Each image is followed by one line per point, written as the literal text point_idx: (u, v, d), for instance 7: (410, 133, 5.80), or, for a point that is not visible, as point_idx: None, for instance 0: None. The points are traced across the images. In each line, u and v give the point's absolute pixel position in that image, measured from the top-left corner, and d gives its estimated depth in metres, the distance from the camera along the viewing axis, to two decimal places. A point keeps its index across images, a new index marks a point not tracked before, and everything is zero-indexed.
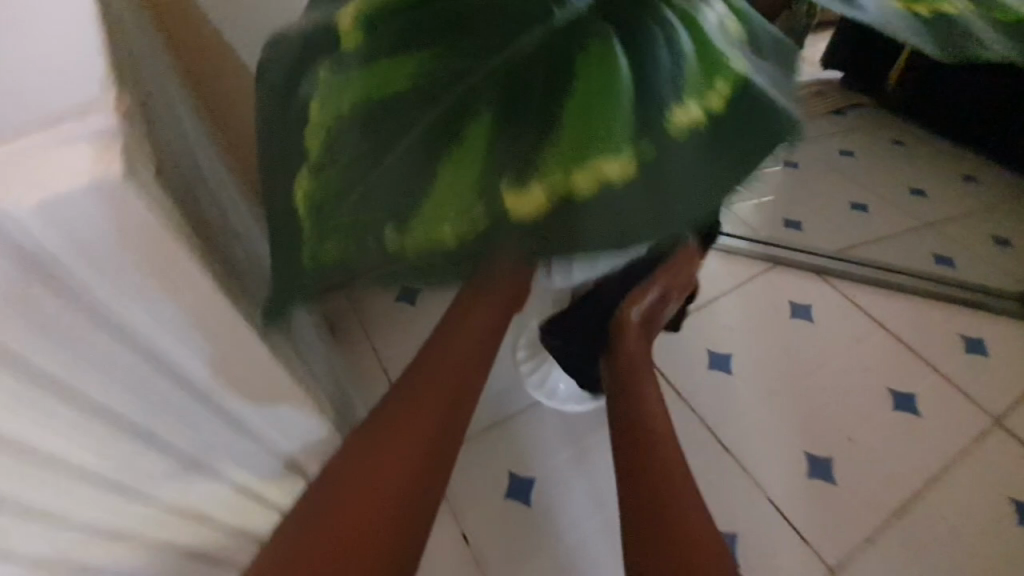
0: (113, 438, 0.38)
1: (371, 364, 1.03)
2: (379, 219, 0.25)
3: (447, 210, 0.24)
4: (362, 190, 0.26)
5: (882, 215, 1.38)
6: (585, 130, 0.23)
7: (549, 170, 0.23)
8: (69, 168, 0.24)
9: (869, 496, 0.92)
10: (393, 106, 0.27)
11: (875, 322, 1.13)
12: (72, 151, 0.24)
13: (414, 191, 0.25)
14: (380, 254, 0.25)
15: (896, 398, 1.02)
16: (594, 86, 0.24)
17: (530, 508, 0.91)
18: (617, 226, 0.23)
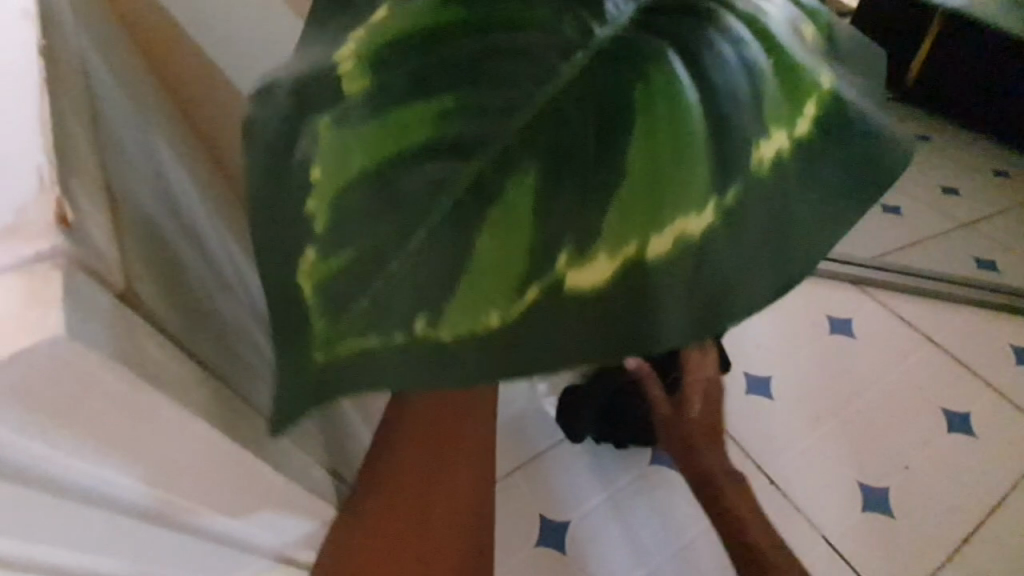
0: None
1: None
2: (417, 309, 0.21)
3: (493, 295, 0.21)
4: (380, 287, 0.21)
5: (916, 217, 1.30)
6: (662, 192, 0.20)
7: (624, 240, 0.20)
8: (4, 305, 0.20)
9: (931, 528, 0.85)
10: (413, 165, 0.21)
11: (920, 335, 1.06)
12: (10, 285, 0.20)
13: (454, 271, 0.21)
14: (417, 353, 0.22)
15: (948, 418, 0.96)
16: (662, 126, 0.20)
17: (566, 557, 0.84)
18: (692, 293, 0.21)
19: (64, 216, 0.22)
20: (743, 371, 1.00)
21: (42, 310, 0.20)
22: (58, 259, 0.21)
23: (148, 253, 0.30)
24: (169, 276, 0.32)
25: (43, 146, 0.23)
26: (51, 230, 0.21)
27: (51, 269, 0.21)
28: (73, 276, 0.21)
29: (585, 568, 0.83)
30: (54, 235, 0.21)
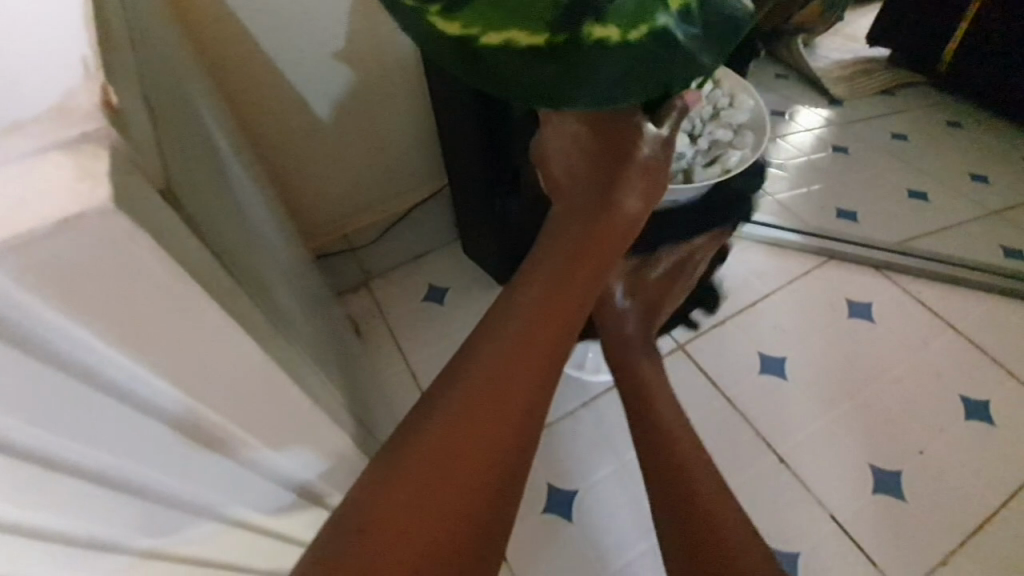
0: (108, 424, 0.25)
1: (402, 370, 0.99)
2: None
3: None
4: None
5: (943, 204, 1.28)
6: None
7: None
8: (40, 180, 0.18)
9: (942, 512, 0.85)
10: None
11: (942, 321, 1.04)
12: (45, 166, 0.18)
13: None
14: None
15: (966, 405, 0.95)
16: None
17: (572, 525, 0.85)
18: None
19: (110, 100, 0.19)
20: (759, 351, 1.00)
21: (91, 184, 0.18)
22: (104, 138, 0.18)
23: (188, 177, 0.29)
24: (205, 201, 0.31)
25: (85, 36, 0.21)
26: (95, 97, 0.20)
27: (99, 147, 0.18)
28: (120, 155, 0.19)
29: (589, 536, 0.84)
30: (103, 98, 0.19)
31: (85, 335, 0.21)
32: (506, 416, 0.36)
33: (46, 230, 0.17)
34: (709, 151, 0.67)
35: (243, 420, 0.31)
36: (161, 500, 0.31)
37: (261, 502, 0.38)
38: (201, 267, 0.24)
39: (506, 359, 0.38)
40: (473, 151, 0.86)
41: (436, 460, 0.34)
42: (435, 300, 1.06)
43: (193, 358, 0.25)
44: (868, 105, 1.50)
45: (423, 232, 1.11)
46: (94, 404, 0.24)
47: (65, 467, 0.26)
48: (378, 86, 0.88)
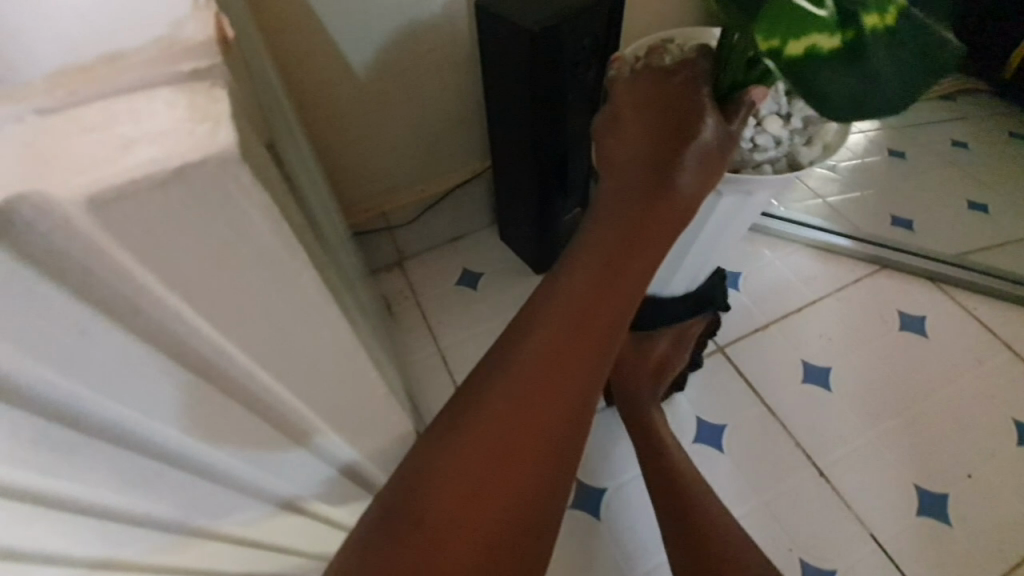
0: (187, 401, 0.24)
1: (432, 353, 0.98)
2: None
3: None
4: None
5: (1004, 217, 1.21)
6: None
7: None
8: (159, 114, 0.17)
9: (989, 538, 0.81)
10: None
11: (999, 340, 0.99)
12: (160, 100, 0.17)
13: None
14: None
15: (1021, 430, 0.90)
16: None
17: (599, 523, 0.83)
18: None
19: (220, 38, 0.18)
20: (801, 359, 0.96)
21: (213, 125, 0.17)
22: (218, 80, 0.18)
23: (270, 140, 0.27)
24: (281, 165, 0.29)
25: None
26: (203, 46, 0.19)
27: (213, 88, 0.17)
28: (234, 100, 0.18)
29: (616, 535, 0.82)
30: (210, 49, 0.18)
31: (167, 301, 0.20)
32: (561, 400, 0.36)
33: (164, 178, 0.16)
34: (803, 129, 0.61)
35: (312, 398, 0.30)
36: (214, 476, 0.30)
37: (307, 483, 0.36)
38: (294, 230, 0.23)
39: (566, 331, 0.37)
40: (522, 135, 0.83)
41: (492, 447, 0.34)
42: (468, 286, 1.05)
43: (279, 328, 0.24)
44: (926, 111, 1.42)
45: (459, 215, 1.10)
46: (169, 374, 0.22)
47: (125, 438, 0.24)
48: (428, 63, 0.86)
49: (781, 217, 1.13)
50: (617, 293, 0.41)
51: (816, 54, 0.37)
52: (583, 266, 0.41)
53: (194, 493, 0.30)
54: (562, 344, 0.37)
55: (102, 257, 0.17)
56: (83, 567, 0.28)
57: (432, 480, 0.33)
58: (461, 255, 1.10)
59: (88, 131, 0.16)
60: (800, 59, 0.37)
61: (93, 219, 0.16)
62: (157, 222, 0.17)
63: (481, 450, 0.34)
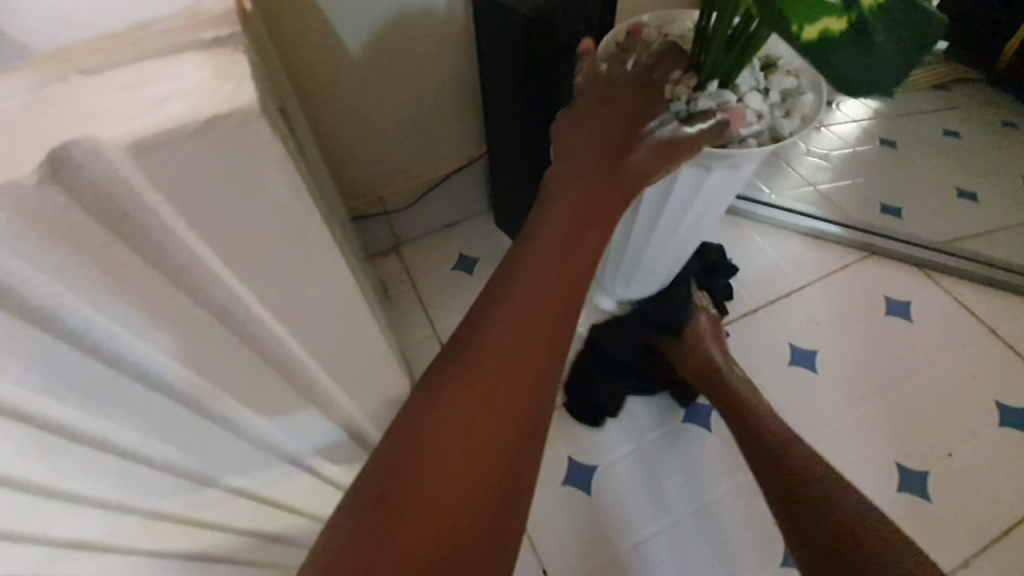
0: (200, 340, 0.27)
1: (428, 336, 1.00)
2: None
3: None
4: None
5: (992, 205, 1.23)
6: None
7: None
8: (184, 75, 0.19)
9: (966, 514, 0.84)
10: None
11: (982, 325, 1.01)
12: (187, 66, 0.20)
13: None
14: None
15: (1001, 411, 0.92)
16: None
17: (589, 499, 0.86)
18: None
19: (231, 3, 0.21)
20: (789, 342, 0.98)
21: (234, 84, 0.20)
22: (235, 48, 0.21)
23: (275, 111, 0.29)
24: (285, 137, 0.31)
25: None
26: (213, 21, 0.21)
27: (233, 53, 0.21)
28: (250, 64, 0.21)
29: (606, 510, 0.85)
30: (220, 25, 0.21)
31: (177, 237, 0.22)
32: (520, 375, 0.38)
33: (191, 128, 0.19)
34: (782, 103, 0.62)
35: (309, 346, 0.33)
36: (218, 417, 0.32)
37: (304, 434, 0.39)
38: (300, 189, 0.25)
39: (527, 314, 0.41)
40: (518, 120, 0.85)
41: (457, 424, 0.36)
42: (464, 270, 1.07)
43: (280, 273, 0.27)
44: (919, 101, 1.44)
45: (456, 200, 1.11)
46: (179, 309, 0.25)
47: (136, 370, 0.26)
48: (426, 48, 0.87)
49: (773, 204, 1.15)
50: (570, 278, 0.44)
51: (830, 36, 0.39)
52: (537, 254, 0.45)
53: (203, 438, 0.33)
54: (516, 324, 0.40)
55: (135, 198, 0.20)
56: (92, 506, 0.30)
57: (402, 469, 0.34)
58: (458, 240, 1.12)
59: (119, 90, 0.19)
60: (815, 44, 0.40)
61: (129, 160, 0.19)
62: (183, 168, 0.20)
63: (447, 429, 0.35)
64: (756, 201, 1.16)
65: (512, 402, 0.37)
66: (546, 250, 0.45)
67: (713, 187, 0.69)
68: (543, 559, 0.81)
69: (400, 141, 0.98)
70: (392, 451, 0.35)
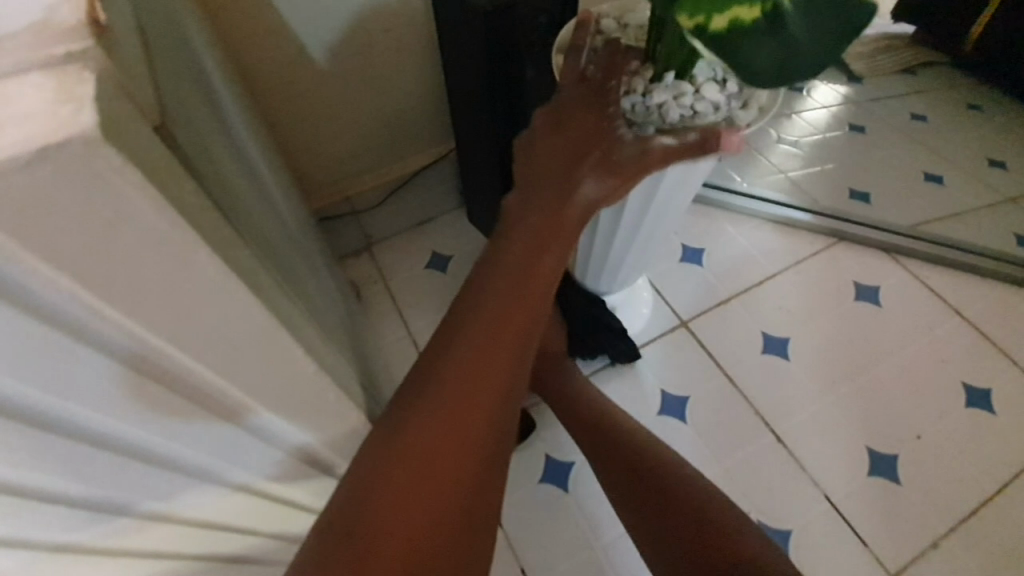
0: (107, 382, 0.25)
1: (401, 337, 0.99)
2: None
3: None
4: None
5: (958, 189, 1.25)
6: None
7: None
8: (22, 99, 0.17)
9: (935, 495, 0.86)
10: None
11: (950, 308, 1.03)
12: (25, 87, 0.17)
13: None
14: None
15: (968, 392, 0.94)
16: None
17: (567, 496, 0.85)
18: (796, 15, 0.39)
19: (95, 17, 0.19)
20: (763, 331, 0.99)
21: (76, 107, 0.17)
22: (89, 61, 0.18)
23: (183, 124, 0.27)
24: (202, 150, 0.29)
25: None
26: (82, 33, 0.19)
27: (82, 69, 0.18)
28: (108, 81, 0.19)
29: (584, 507, 0.85)
30: (88, 38, 0.19)
31: (59, 279, 0.20)
32: (495, 373, 0.40)
33: (30, 158, 0.17)
34: (739, 94, 0.60)
35: (239, 378, 0.30)
36: (150, 457, 0.30)
37: (255, 465, 0.37)
38: (200, 213, 0.23)
39: (505, 316, 0.42)
40: (484, 115, 0.83)
41: (437, 425, 0.37)
42: (436, 269, 1.05)
43: (187, 306, 0.25)
44: (888, 85, 1.45)
45: (426, 197, 1.09)
46: (79, 357, 0.23)
47: (42, 420, 0.24)
48: (386, 43, 0.85)
49: (745, 193, 1.15)
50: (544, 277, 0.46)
51: (739, 26, 0.38)
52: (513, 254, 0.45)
53: (130, 477, 0.30)
54: (494, 323, 0.41)
55: None
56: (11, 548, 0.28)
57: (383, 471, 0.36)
58: (428, 237, 1.07)
59: None
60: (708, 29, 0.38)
61: None
62: (31, 201, 0.18)
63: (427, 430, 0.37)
64: (729, 191, 1.16)
65: (487, 398, 0.39)
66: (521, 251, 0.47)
67: (669, 190, 0.71)
68: (522, 558, 0.81)
69: (362, 138, 0.96)
70: (371, 454, 0.36)
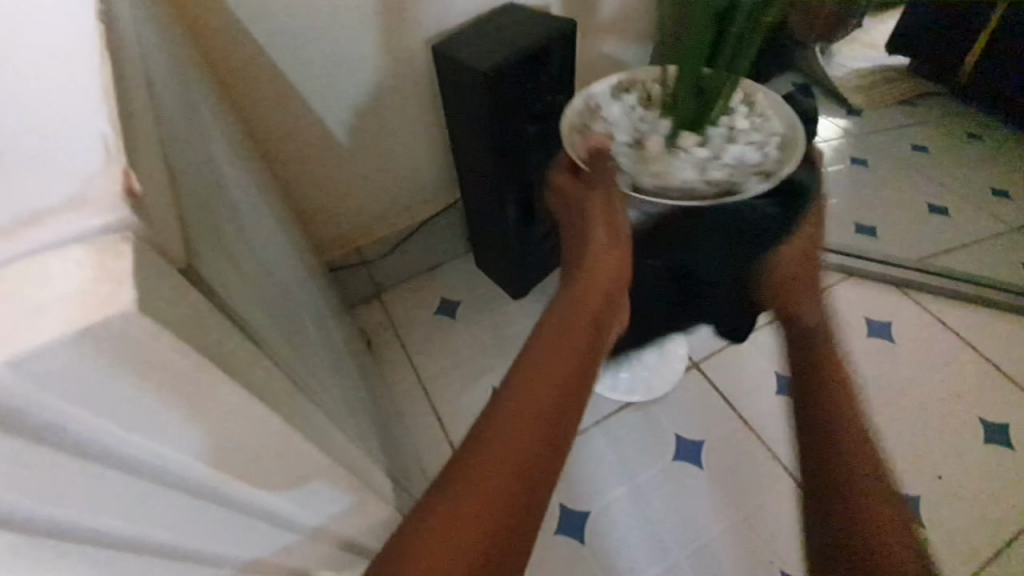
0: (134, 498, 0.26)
1: (412, 384, 0.99)
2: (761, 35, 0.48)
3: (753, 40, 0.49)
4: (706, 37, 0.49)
5: (964, 218, 1.25)
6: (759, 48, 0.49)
7: None
8: (71, 281, 0.18)
9: (964, 539, 0.82)
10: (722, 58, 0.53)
11: (963, 340, 1.02)
12: (73, 266, 0.18)
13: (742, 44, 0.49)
14: None
15: (990, 429, 0.92)
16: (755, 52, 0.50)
17: (584, 547, 0.84)
18: None
19: (130, 185, 0.20)
20: (774, 371, 0.98)
21: (115, 286, 0.18)
22: (126, 230, 0.19)
23: (210, 245, 0.28)
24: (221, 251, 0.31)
25: (112, 120, 0.22)
26: (117, 204, 0.19)
27: (121, 241, 0.19)
28: (142, 249, 0.19)
29: (602, 559, 0.83)
30: (120, 206, 0.19)
31: (93, 420, 0.21)
32: (543, 433, 0.33)
33: (72, 337, 0.18)
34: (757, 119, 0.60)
35: (264, 483, 0.31)
36: (161, 552, 0.30)
37: (273, 548, 0.37)
38: (230, 351, 0.24)
39: (556, 357, 0.37)
40: (490, 173, 0.86)
41: (483, 475, 0.30)
42: (446, 315, 1.06)
43: (213, 430, 0.25)
44: (884, 118, 1.47)
45: (434, 245, 1.11)
46: (108, 483, 0.24)
47: (73, 535, 0.25)
48: (393, 104, 0.88)
49: None
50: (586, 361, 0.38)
51: None
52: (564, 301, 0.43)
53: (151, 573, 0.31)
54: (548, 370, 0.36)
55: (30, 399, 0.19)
56: None
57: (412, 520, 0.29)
58: (437, 285, 1.12)
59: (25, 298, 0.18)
60: None
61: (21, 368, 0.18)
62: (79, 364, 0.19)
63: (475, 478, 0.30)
64: None
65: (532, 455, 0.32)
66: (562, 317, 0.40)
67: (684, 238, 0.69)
68: None
69: (372, 192, 0.98)
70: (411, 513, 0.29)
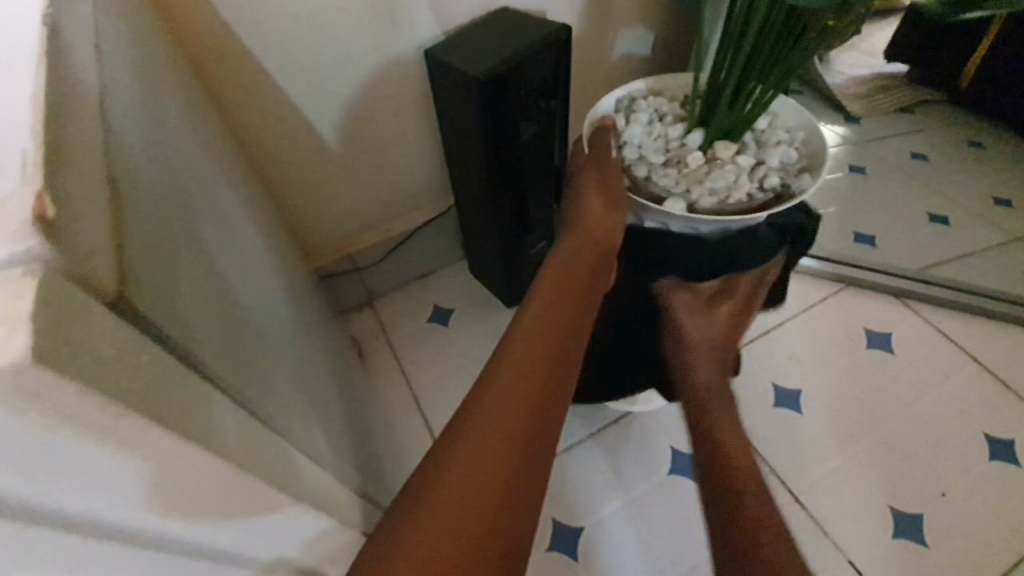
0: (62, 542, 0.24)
1: (403, 394, 0.97)
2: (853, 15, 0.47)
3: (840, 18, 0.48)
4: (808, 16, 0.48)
5: (964, 228, 1.24)
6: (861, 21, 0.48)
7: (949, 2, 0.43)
8: None
9: (964, 559, 0.81)
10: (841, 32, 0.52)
11: (964, 352, 1.00)
12: None
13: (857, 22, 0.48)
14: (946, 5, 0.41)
15: (991, 445, 0.90)
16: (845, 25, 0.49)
17: (575, 563, 0.81)
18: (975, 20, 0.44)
19: (43, 211, 0.19)
20: (772, 383, 0.96)
21: (9, 330, 0.17)
22: (32, 266, 0.18)
23: (159, 267, 0.26)
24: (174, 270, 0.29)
25: (34, 137, 0.21)
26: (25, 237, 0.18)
27: (24, 278, 0.18)
28: (48, 289, 0.18)
29: None
30: (27, 238, 0.18)
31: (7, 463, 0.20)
32: (500, 469, 0.40)
33: None
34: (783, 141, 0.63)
35: (212, 517, 0.29)
36: None
37: None
38: (148, 386, 0.22)
39: (513, 407, 0.43)
40: (482, 179, 0.84)
41: (451, 511, 0.37)
42: (438, 323, 1.05)
43: (136, 459, 0.23)
44: (883, 126, 1.46)
45: (427, 251, 1.09)
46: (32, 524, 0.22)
47: None
48: (384, 110, 0.86)
49: None
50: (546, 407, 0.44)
51: None
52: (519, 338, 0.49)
53: None
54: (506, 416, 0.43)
55: None
56: None
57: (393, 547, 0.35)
58: (430, 291, 1.10)
59: None
60: None
61: None
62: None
63: (444, 516, 0.37)
64: None
65: (493, 493, 0.39)
66: (523, 355, 0.47)
67: None
68: None
69: (363, 198, 0.96)
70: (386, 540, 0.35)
